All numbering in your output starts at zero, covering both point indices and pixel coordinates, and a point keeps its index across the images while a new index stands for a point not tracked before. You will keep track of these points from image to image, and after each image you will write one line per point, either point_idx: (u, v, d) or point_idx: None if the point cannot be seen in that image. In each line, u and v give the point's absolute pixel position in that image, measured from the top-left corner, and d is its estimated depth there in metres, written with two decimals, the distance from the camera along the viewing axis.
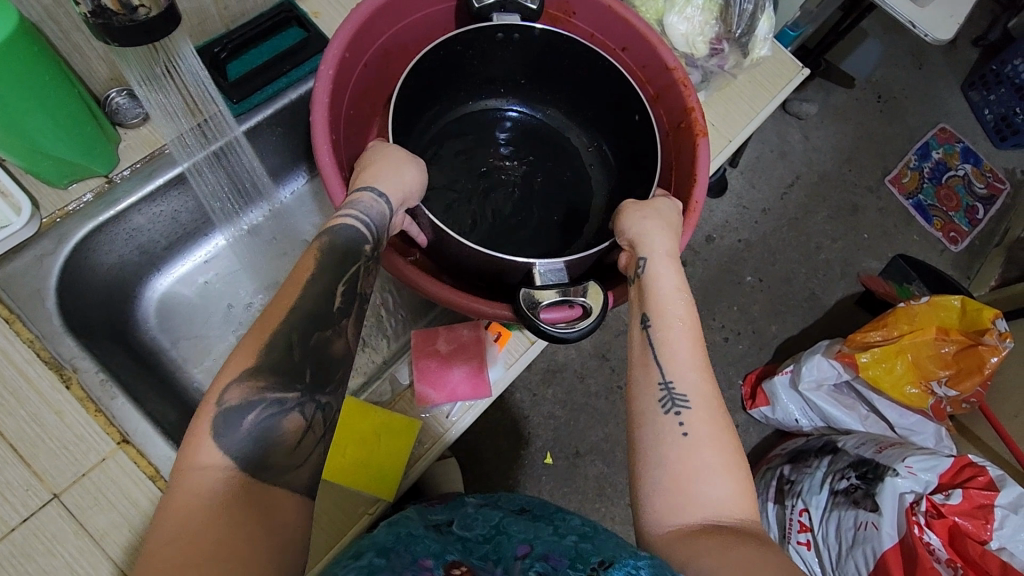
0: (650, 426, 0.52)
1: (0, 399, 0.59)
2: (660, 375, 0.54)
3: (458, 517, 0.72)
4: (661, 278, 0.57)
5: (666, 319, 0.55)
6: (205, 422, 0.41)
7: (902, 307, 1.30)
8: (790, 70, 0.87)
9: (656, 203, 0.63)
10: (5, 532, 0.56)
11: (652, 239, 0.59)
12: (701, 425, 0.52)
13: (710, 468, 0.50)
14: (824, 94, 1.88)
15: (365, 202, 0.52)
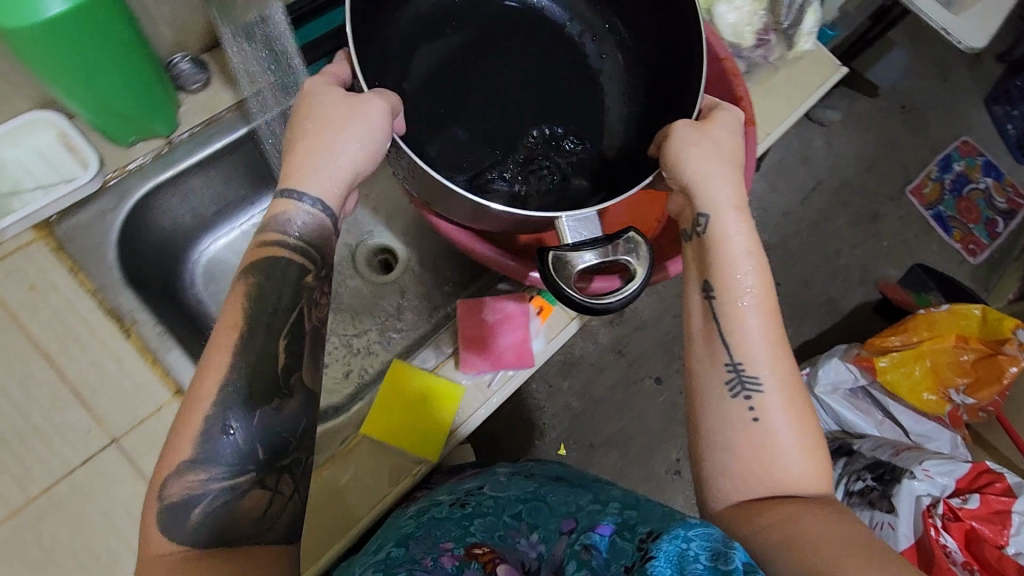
0: (718, 412, 0.55)
1: (65, 346, 0.61)
2: (727, 356, 0.55)
3: (490, 483, 0.76)
4: (728, 241, 0.57)
5: (731, 289, 0.56)
6: (154, 519, 0.45)
7: (924, 313, 1.32)
8: (827, 68, 0.88)
9: (714, 134, 0.59)
10: (66, 472, 0.58)
11: (714, 193, 0.57)
12: (774, 409, 0.54)
13: (785, 449, 0.53)
14: (848, 101, 1.88)
15: (289, 218, 0.50)
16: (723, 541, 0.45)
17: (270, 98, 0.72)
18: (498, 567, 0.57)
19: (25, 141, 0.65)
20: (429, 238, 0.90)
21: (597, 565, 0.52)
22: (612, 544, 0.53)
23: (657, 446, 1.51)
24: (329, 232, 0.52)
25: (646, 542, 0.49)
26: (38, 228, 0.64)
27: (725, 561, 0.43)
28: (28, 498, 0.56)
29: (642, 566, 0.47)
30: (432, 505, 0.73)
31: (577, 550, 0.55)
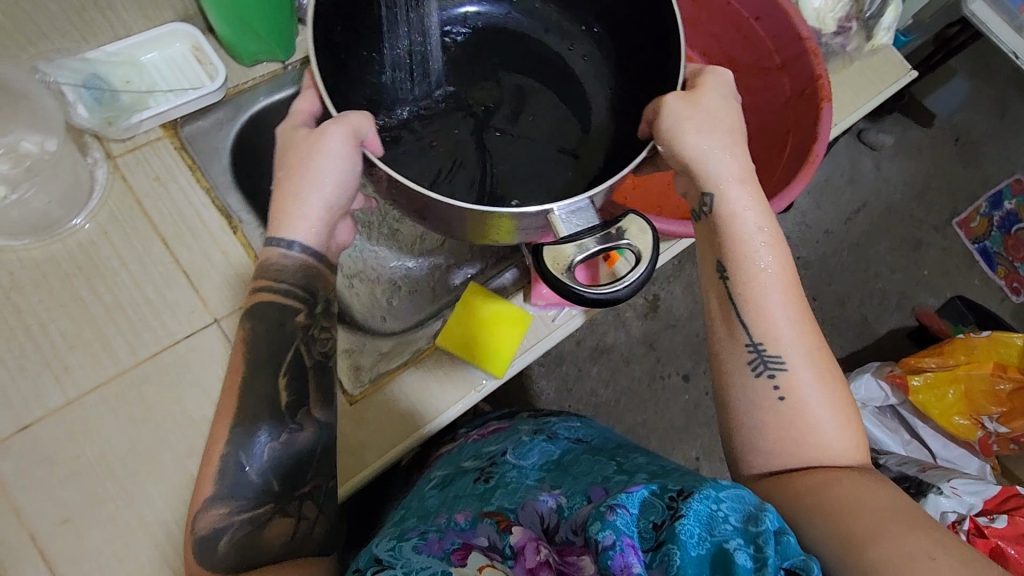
0: (746, 393, 0.56)
1: (179, 233, 0.67)
2: (747, 337, 0.56)
3: (512, 445, 0.73)
4: (738, 217, 0.56)
5: (744, 267, 0.56)
6: (193, 554, 0.53)
7: (962, 338, 1.32)
8: (897, 70, 0.91)
9: (706, 104, 0.56)
10: (171, 342, 0.64)
11: (716, 169, 0.56)
12: (801, 385, 0.55)
13: (821, 423, 0.55)
14: (901, 128, 1.87)
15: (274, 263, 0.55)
16: (754, 503, 0.46)
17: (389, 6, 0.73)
18: (512, 526, 0.53)
19: (164, 49, 0.72)
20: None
21: (625, 525, 0.45)
22: (640, 499, 0.48)
23: (679, 440, 1.53)
24: (309, 269, 0.56)
25: (676, 500, 0.46)
26: (166, 128, 0.70)
27: (757, 523, 0.44)
28: (137, 361, 0.62)
29: (672, 523, 0.44)
30: (455, 473, 0.71)
31: (602, 510, 0.47)
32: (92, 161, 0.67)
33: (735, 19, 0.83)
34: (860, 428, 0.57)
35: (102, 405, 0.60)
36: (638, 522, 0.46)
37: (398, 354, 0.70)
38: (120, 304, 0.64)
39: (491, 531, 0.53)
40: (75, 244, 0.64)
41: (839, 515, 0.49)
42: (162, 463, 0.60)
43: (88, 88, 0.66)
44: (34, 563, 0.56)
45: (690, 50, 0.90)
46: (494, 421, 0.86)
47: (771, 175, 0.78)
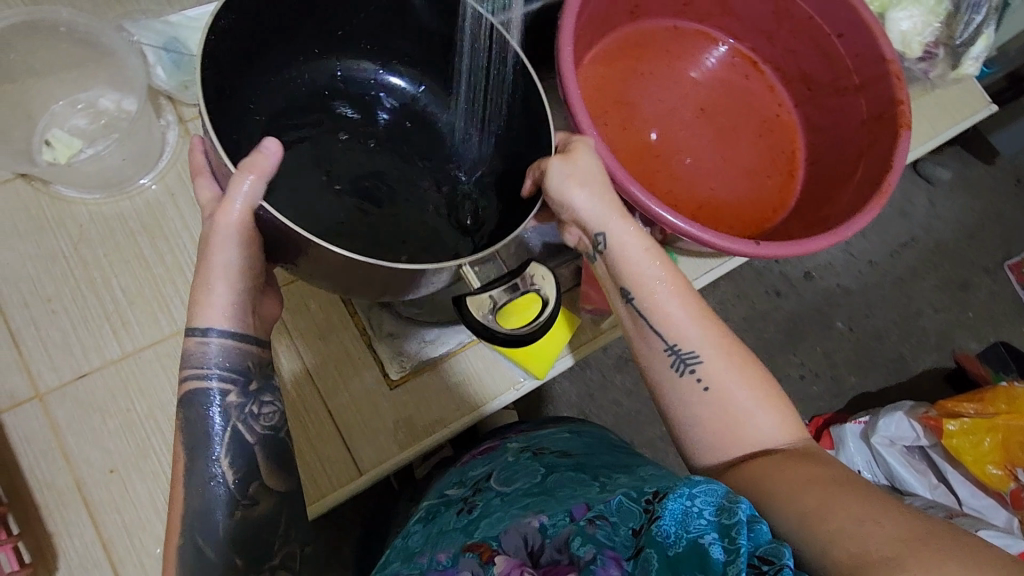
0: (674, 395, 0.55)
1: None
2: (662, 341, 0.56)
3: (497, 468, 0.68)
4: (627, 245, 0.57)
5: (642, 286, 0.57)
6: None
7: (1005, 386, 1.26)
8: (978, 102, 0.89)
9: (580, 165, 0.56)
10: None
11: (599, 212, 0.56)
12: (721, 375, 0.55)
13: (749, 408, 0.55)
14: (960, 163, 1.79)
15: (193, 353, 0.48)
16: (729, 496, 0.44)
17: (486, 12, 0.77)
18: (495, 556, 0.50)
19: None
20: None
21: (605, 537, 0.47)
22: (619, 506, 0.50)
23: None
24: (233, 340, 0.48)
25: (653, 503, 0.47)
26: None
27: (731, 515, 0.43)
28: None
29: (650, 527, 0.45)
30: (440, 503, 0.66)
31: (582, 523, 0.49)
32: (165, 123, 0.68)
33: (815, 35, 0.79)
34: (787, 402, 0.56)
35: (155, 361, 0.62)
36: (617, 532, 0.48)
37: (444, 340, 0.69)
38: (179, 265, 0.65)
39: (473, 565, 0.50)
40: (142, 203, 0.66)
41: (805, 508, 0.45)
42: None
43: (168, 50, 0.66)
44: (78, 509, 0.58)
45: (764, 62, 0.88)
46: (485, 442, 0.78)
47: (835, 201, 0.76)
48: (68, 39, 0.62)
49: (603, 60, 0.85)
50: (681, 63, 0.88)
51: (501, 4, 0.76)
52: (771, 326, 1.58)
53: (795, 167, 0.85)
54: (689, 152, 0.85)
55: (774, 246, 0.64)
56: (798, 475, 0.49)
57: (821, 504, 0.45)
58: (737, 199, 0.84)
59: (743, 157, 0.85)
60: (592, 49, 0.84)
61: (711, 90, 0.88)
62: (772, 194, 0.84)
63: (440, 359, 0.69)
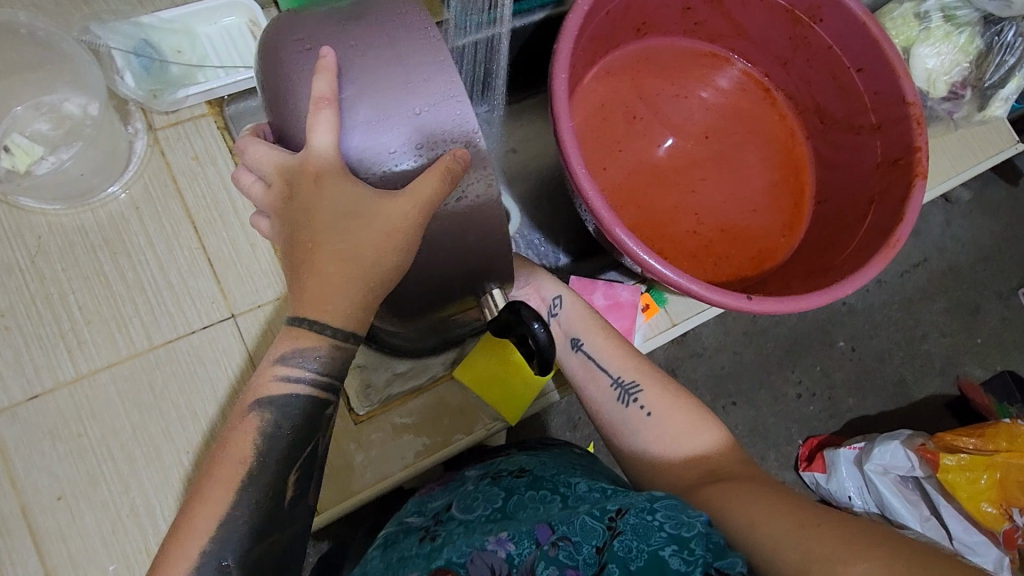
0: (621, 426, 0.59)
1: (209, 218, 0.65)
2: (608, 377, 0.61)
3: (456, 498, 0.59)
4: (576, 304, 0.65)
5: (590, 332, 0.63)
6: None
7: (1007, 423, 1.21)
8: (1003, 141, 0.86)
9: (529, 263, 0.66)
10: (187, 332, 0.62)
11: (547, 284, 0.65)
12: (660, 400, 0.59)
13: (685, 431, 0.57)
14: (981, 183, 1.71)
15: (306, 352, 0.41)
16: (687, 511, 0.47)
17: (471, 27, 0.72)
18: None
19: (219, 21, 0.69)
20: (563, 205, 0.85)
21: (567, 557, 0.47)
22: (582, 525, 0.48)
23: None
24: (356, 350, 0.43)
25: (615, 520, 0.48)
26: (211, 104, 0.67)
27: (689, 528, 0.46)
28: (150, 346, 0.61)
29: (611, 543, 0.46)
30: (398, 531, 0.59)
31: (545, 548, 0.47)
32: (133, 131, 0.65)
33: (834, 66, 0.74)
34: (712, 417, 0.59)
35: (111, 385, 0.59)
36: (581, 549, 0.47)
37: (418, 373, 0.67)
38: (141, 285, 0.62)
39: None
40: (105, 215, 0.63)
41: (760, 517, 0.47)
42: (161, 452, 0.59)
43: (138, 55, 0.64)
44: (23, 536, 0.56)
45: (777, 89, 0.82)
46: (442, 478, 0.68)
47: (842, 246, 0.71)
48: (28, 42, 0.60)
49: (606, 78, 0.80)
50: (688, 86, 0.83)
51: (486, 19, 0.72)
52: (770, 342, 1.52)
53: (802, 202, 0.80)
54: (688, 182, 0.80)
55: (769, 301, 0.60)
56: (752, 496, 0.50)
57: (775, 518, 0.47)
58: (739, 231, 0.79)
59: (747, 191, 0.81)
60: (595, 66, 0.80)
61: (719, 117, 0.83)
62: (773, 233, 0.79)
63: (410, 394, 0.67)
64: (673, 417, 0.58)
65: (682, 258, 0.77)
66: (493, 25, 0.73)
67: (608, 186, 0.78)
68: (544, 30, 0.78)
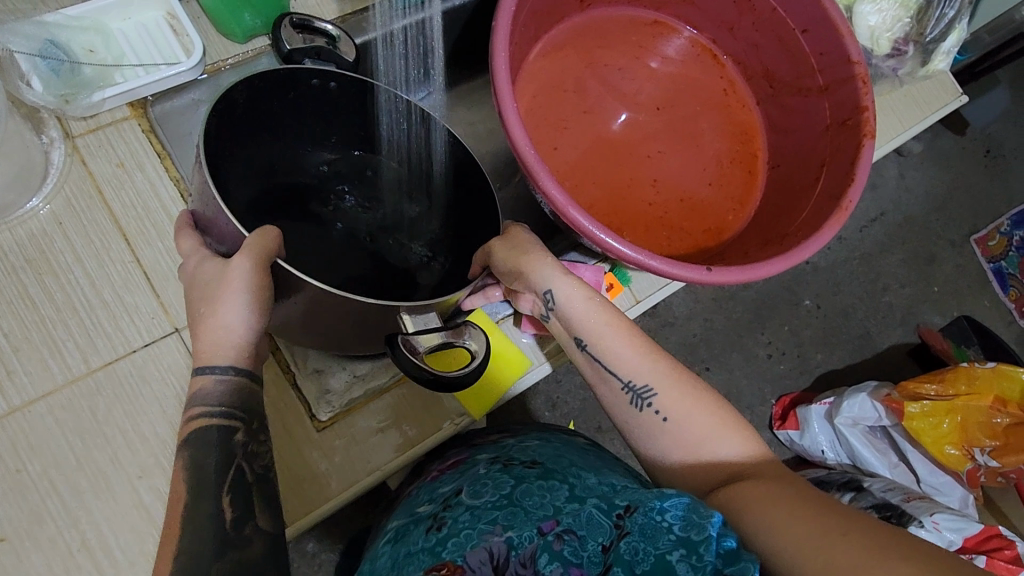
0: (634, 429, 0.56)
1: (142, 228, 0.61)
2: (619, 380, 0.57)
3: (467, 482, 0.60)
4: (572, 295, 0.57)
5: (595, 331, 0.58)
6: None
7: (965, 367, 1.26)
8: (948, 95, 0.87)
9: (516, 248, 0.58)
10: (127, 351, 0.58)
11: (533, 278, 0.58)
12: (677, 404, 0.55)
13: (706, 437, 0.54)
14: (932, 135, 1.75)
15: (205, 391, 0.47)
16: (700, 511, 0.44)
17: (401, 7, 0.72)
18: None
19: (134, 16, 0.64)
20: (517, 190, 0.86)
21: (572, 553, 0.47)
22: (588, 519, 0.49)
23: None
24: (241, 378, 0.47)
25: (623, 518, 0.48)
26: (133, 106, 0.63)
27: (701, 531, 0.43)
28: (88, 370, 0.57)
29: (619, 543, 0.46)
30: (408, 523, 0.59)
31: (549, 539, 0.49)
32: (48, 141, 0.60)
33: (779, 29, 0.73)
34: (736, 413, 0.56)
35: (48, 416, 0.56)
36: (586, 547, 0.47)
37: (379, 372, 0.65)
38: (72, 305, 0.58)
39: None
40: (25, 233, 0.58)
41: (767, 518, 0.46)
42: (110, 482, 0.56)
43: (44, 57, 0.59)
44: None
45: (725, 55, 0.82)
46: (451, 451, 0.69)
47: (799, 210, 0.71)
48: None
49: (552, 55, 0.78)
50: (636, 58, 0.82)
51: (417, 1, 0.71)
52: (738, 306, 1.55)
53: (755, 169, 0.80)
54: (639, 157, 0.79)
55: (727, 270, 0.60)
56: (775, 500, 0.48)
57: (808, 531, 0.44)
58: (696, 204, 0.78)
59: (700, 163, 0.80)
60: (539, 43, 0.77)
61: (668, 88, 0.82)
62: (727, 203, 0.79)
63: (374, 396, 0.65)
64: (689, 417, 0.55)
65: (640, 236, 0.76)
66: (423, 8, 0.72)
67: (561, 166, 0.77)
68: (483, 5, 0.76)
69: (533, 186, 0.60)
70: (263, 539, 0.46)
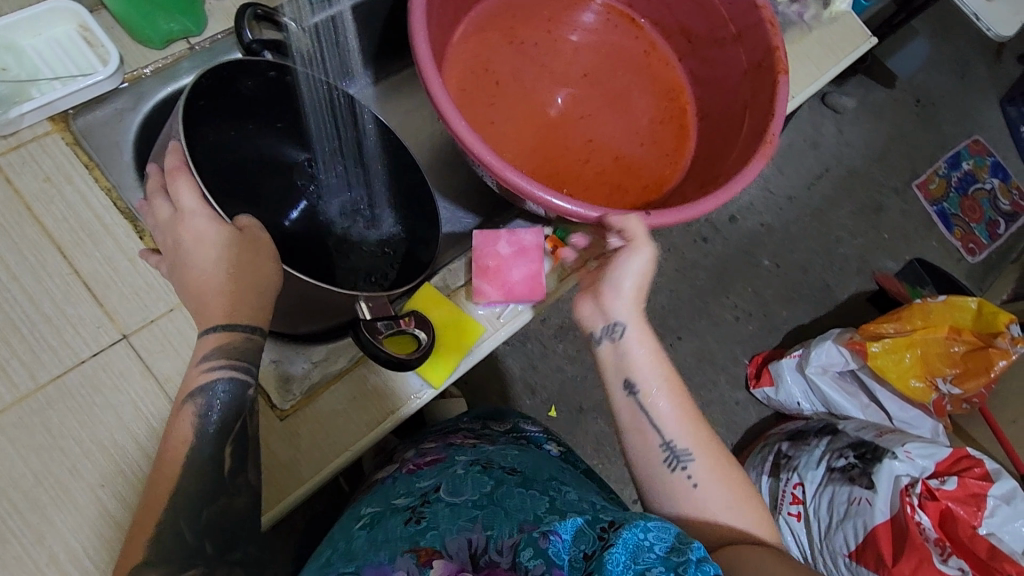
0: (660, 483, 0.59)
1: (78, 240, 0.60)
2: (658, 438, 0.59)
3: (446, 481, 0.64)
4: (638, 347, 0.60)
5: (653, 390, 0.60)
6: None
7: (918, 303, 1.30)
8: (858, 38, 0.92)
9: (636, 270, 0.59)
10: (76, 363, 0.58)
11: (626, 313, 0.60)
12: (705, 473, 0.59)
13: (719, 510, 0.58)
14: (864, 90, 1.82)
15: (228, 345, 0.52)
16: (680, 536, 0.46)
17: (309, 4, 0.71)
18: (433, 560, 0.52)
19: (46, 31, 0.64)
20: (461, 173, 0.88)
21: (555, 553, 0.49)
22: (573, 527, 0.51)
23: None
24: (261, 338, 0.53)
25: (607, 531, 0.49)
26: (55, 120, 0.63)
27: (680, 554, 0.45)
28: (36, 385, 0.56)
29: (602, 553, 0.46)
30: (384, 510, 0.63)
31: (534, 535, 0.51)
32: None
33: None
34: (751, 492, 0.60)
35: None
36: (569, 550, 0.49)
37: (338, 356, 0.66)
38: (13, 322, 0.57)
39: (410, 565, 0.52)
40: None
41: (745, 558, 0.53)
42: (71, 493, 0.55)
43: None
44: None
45: (641, 18, 0.85)
46: (430, 449, 0.77)
47: (728, 156, 0.73)
48: None
49: (475, 36, 0.80)
50: (556, 29, 0.84)
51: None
52: (700, 273, 1.58)
53: (686, 123, 0.83)
54: (573, 124, 0.82)
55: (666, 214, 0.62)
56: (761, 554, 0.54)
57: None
58: (633, 161, 0.80)
59: (633, 122, 0.82)
60: (461, 25, 0.80)
61: (592, 53, 0.84)
62: (667, 159, 0.81)
63: (333, 380, 0.65)
64: (713, 488, 0.59)
65: (583, 199, 0.78)
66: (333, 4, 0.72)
67: (497, 139, 0.79)
68: (401, 1, 0.78)
69: (473, 161, 0.61)
70: (248, 492, 0.53)
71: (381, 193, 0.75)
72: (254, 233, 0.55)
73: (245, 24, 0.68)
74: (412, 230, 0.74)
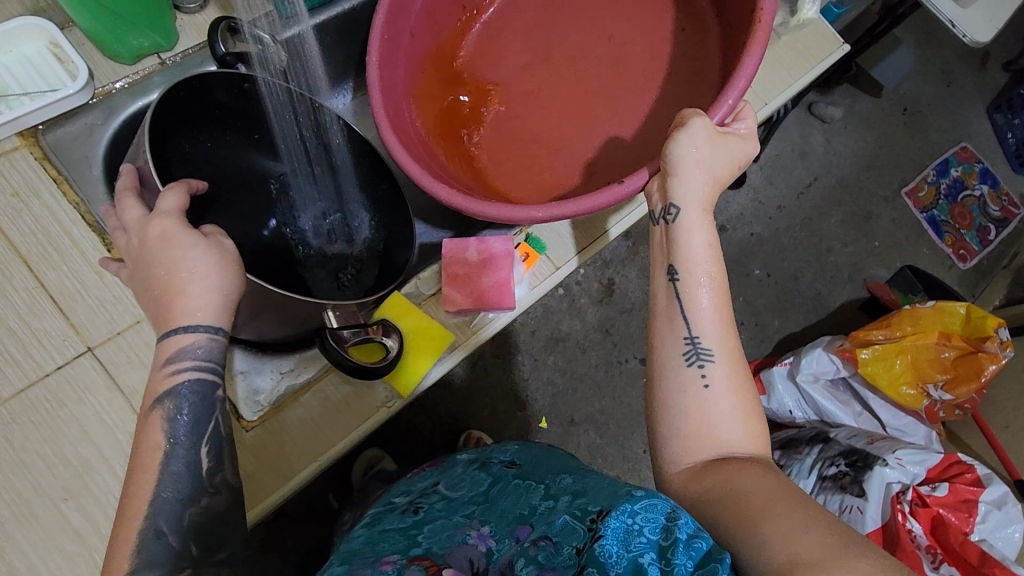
0: (673, 381, 0.53)
1: (45, 254, 0.61)
2: (685, 330, 0.54)
3: (445, 477, 0.66)
4: (693, 231, 0.56)
5: (692, 269, 0.55)
6: None
7: (907, 308, 1.29)
8: (830, 44, 0.92)
9: (712, 144, 0.57)
10: (40, 376, 0.58)
11: (688, 186, 0.56)
12: (721, 378, 0.53)
13: (725, 419, 0.52)
14: (850, 100, 1.83)
15: (192, 345, 0.51)
16: (670, 510, 0.43)
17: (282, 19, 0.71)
18: (443, 571, 0.48)
19: (17, 48, 0.66)
20: None
21: (546, 557, 0.46)
22: (563, 526, 0.48)
23: None
24: (226, 339, 0.53)
25: (596, 521, 0.45)
26: (24, 136, 0.64)
27: (668, 535, 0.42)
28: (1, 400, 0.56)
29: (592, 545, 0.43)
30: (383, 510, 0.63)
31: (525, 545, 0.49)
32: None
33: None
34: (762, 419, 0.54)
35: None
36: (562, 552, 0.46)
37: (305, 367, 0.66)
38: None
39: None
40: None
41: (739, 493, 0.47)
42: (33, 509, 0.55)
43: None
44: None
45: None
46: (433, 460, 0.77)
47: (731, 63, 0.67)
48: None
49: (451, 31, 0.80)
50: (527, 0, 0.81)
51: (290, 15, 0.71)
52: None
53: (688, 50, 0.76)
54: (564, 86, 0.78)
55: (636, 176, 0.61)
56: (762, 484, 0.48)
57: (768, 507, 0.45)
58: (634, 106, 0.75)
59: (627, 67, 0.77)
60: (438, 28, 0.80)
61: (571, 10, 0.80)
62: (676, 109, 0.73)
63: (300, 391, 0.65)
64: (723, 397, 0.53)
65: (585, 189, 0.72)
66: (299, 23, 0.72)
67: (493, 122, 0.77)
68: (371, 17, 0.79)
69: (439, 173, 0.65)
70: (220, 493, 0.52)
71: (350, 201, 0.76)
72: (218, 242, 0.53)
73: (218, 36, 0.69)
74: (387, 241, 0.75)
